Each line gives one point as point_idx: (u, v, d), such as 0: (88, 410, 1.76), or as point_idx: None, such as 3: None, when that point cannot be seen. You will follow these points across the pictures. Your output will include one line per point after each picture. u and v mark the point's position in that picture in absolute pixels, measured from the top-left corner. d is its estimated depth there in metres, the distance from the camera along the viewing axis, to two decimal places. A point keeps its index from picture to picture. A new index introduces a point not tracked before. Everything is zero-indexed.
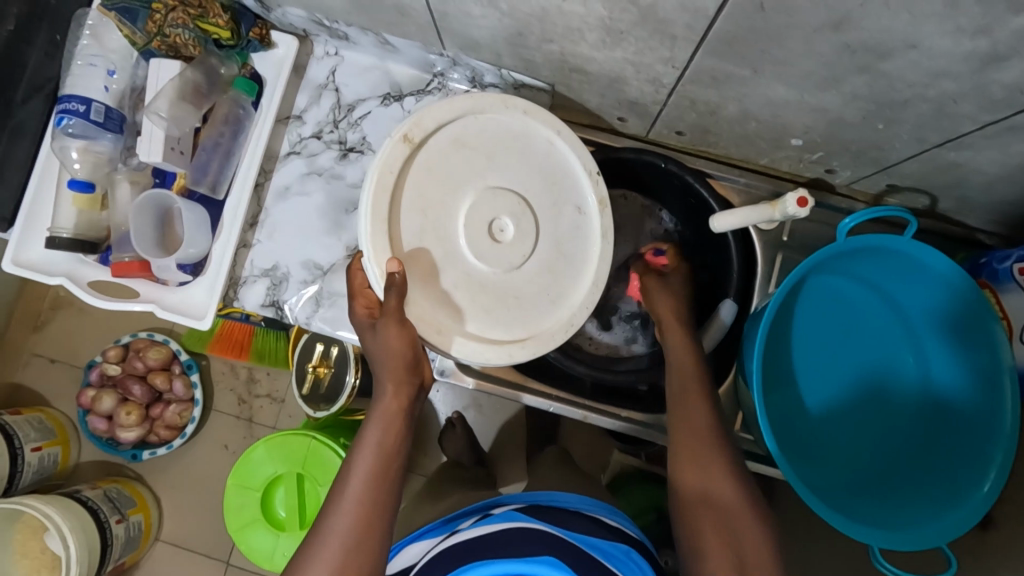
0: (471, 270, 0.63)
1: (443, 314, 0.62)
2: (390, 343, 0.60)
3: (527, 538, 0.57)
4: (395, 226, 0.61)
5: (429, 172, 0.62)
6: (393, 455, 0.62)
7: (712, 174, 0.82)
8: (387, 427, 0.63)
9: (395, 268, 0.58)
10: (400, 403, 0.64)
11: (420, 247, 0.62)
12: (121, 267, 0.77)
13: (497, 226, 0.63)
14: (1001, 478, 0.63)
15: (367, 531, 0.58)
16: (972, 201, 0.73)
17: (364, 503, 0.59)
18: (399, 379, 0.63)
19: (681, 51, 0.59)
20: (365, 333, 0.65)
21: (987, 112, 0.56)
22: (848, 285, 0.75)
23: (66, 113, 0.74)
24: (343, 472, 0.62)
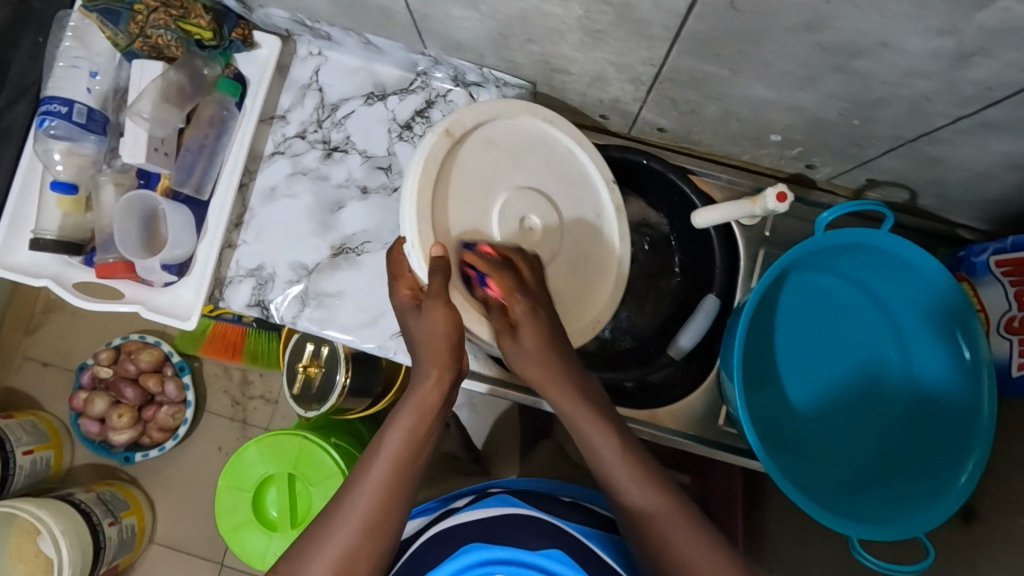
0: None
1: None
2: (435, 327, 0.59)
3: (523, 526, 0.58)
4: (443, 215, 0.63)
5: (466, 167, 0.65)
6: (422, 445, 0.60)
7: (695, 171, 0.83)
8: (421, 416, 0.60)
9: (440, 254, 0.60)
10: (440, 391, 0.60)
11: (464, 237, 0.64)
12: (105, 268, 0.77)
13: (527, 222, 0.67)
14: (979, 469, 0.64)
15: (380, 519, 0.57)
16: (952, 196, 0.74)
17: (384, 490, 0.58)
18: (441, 364, 0.60)
19: (658, 50, 0.60)
20: (407, 315, 0.62)
21: (960, 109, 0.56)
22: (829, 279, 0.75)
23: (49, 115, 0.74)
24: (369, 454, 0.60)
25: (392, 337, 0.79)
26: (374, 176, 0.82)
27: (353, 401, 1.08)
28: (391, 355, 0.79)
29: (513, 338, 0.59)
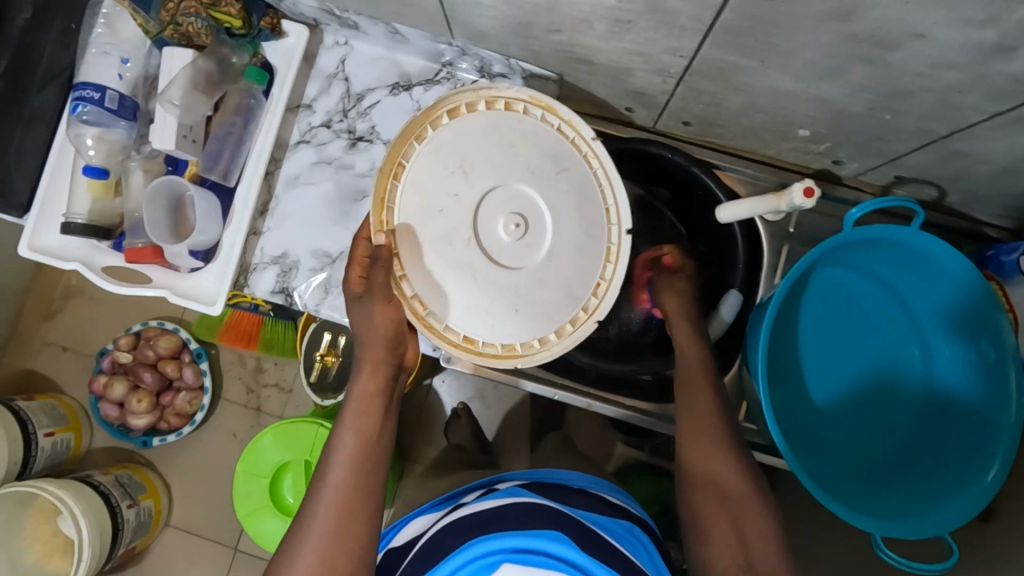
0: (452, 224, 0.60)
1: (411, 200, 0.60)
2: (376, 321, 0.62)
3: (527, 511, 0.58)
4: (396, 195, 0.60)
5: (453, 232, 0.60)
6: (375, 439, 0.63)
7: (719, 165, 0.82)
8: (364, 409, 0.64)
9: (382, 241, 0.59)
10: (379, 382, 0.65)
11: (432, 250, 0.60)
12: (134, 253, 0.78)
13: (505, 220, 0.60)
14: (1006, 466, 0.64)
15: (352, 516, 0.60)
16: (979, 193, 0.73)
17: (346, 485, 0.61)
18: (379, 357, 0.64)
19: (687, 41, 0.59)
20: (352, 304, 0.64)
21: (993, 103, 0.55)
22: (853, 276, 0.75)
23: (81, 101, 0.76)
24: (325, 457, 0.63)
25: None
26: None
27: None
28: None
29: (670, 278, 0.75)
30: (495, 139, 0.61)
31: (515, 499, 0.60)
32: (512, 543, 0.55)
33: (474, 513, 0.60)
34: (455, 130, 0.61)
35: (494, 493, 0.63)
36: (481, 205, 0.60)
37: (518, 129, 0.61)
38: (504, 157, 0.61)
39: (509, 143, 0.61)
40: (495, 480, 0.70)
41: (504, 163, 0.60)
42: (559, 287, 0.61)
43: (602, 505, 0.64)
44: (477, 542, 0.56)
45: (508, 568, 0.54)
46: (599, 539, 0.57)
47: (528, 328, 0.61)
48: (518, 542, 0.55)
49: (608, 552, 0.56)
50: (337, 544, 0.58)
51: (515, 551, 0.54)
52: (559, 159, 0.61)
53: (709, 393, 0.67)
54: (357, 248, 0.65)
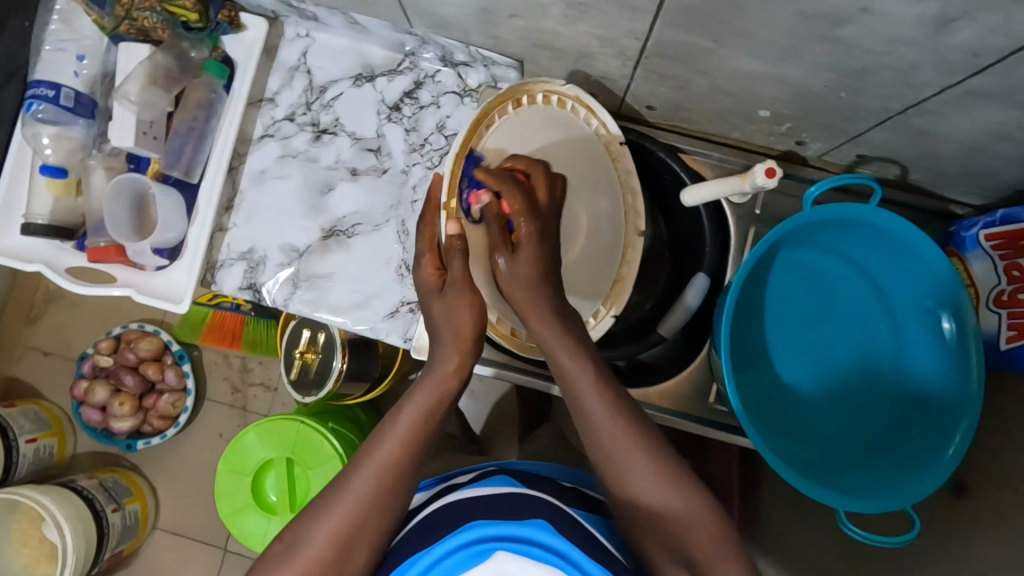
0: (509, 224, 0.67)
1: (485, 184, 0.66)
2: (459, 317, 0.63)
3: (526, 501, 0.57)
4: (463, 183, 0.66)
5: (505, 228, 0.66)
6: (437, 417, 0.62)
7: (686, 149, 0.82)
8: (440, 389, 0.63)
9: (455, 231, 0.63)
10: (458, 377, 0.64)
11: (493, 246, 0.66)
12: (98, 252, 0.77)
13: (551, 216, 0.67)
14: (968, 441, 0.65)
15: (391, 493, 0.57)
16: (942, 170, 0.73)
17: (396, 464, 0.58)
18: (463, 349, 0.64)
19: (642, 23, 0.59)
20: (430, 297, 0.66)
21: (946, 77, 0.56)
22: (820, 257, 0.75)
23: (37, 98, 0.75)
24: (382, 427, 0.60)
25: (383, 319, 0.79)
26: (364, 158, 0.82)
27: (349, 385, 1.09)
28: (383, 336, 0.80)
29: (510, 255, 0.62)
30: (550, 130, 0.69)
31: (508, 489, 0.59)
32: (508, 532, 0.53)
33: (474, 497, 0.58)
34: (517, 120, 0.68)
35: (490, 480, 0.62)
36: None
37: (568, 128, 0.70)
38: (540, 164, 0.68)
39: (564, 144, 0.69)
40: (480, 465, 0.72)
41: (552, 160, 0.69)
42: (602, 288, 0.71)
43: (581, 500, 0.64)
44: (475, 525, 0.54)
45: (500, 556, 0.53)
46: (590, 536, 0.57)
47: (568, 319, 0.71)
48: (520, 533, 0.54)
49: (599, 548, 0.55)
50: (369, 510, 0.55)
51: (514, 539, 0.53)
52: (591, 159, 0.70)
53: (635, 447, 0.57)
54: (422, 237, 0.67)
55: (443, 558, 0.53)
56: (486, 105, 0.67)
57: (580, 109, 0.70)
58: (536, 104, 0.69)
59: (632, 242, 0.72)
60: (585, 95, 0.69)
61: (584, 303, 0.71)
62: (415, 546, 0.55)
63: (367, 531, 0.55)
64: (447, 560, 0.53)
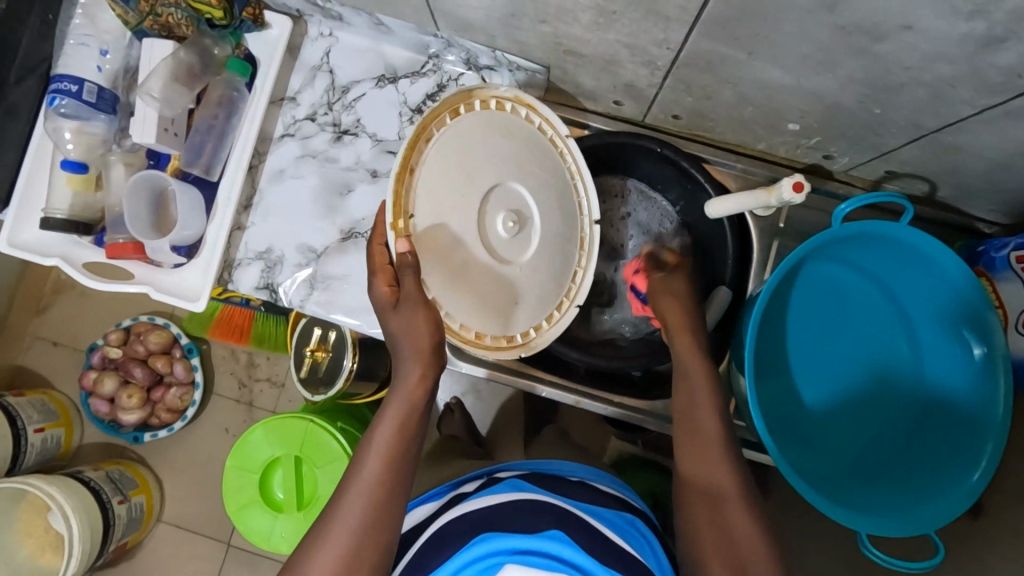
0: (463, 231, 0.60)
1: (432, 197, 0.59)
2: (417, 328, 0.58)
3: (523, 509, 0.56)
4: (411, 199, 0.59)
5: (460, 240, 0.60)
6: (413, 432, 0.61)
7: (709, 159, 0.81)
8: (411, 402, 0.61)
9: (405, 249, 0.57)
10: (424, 387, 0.61)
11: (449, 253, 0.59)
12: (116, 248, 0.76)
13: (504, 216, 0.61)
14: (993, 467, 0.64)
15: (384, 507, 0.57)
16: (971, 187, 0.72)
17: (380, 485, 0.57)
18: (425, 362, 0.60)
19: (674, 32, 0.58)
20: (385, 313, 0.62)
21: (985, 96, 0.55)
22: (844, 272, 0.74)
23: (58, 93, 0.74)
24: (361, 450, 0.59)
25: None
26: (383, 160, 0.81)
27: (361, 384, 1.08)
28: None
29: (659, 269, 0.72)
30: (494, 132, 0.63)
31: (515, 497, 0.58)
32: (514, 543, 0.52)
33: (476, 511, 0.58)
34: (456, 128, 0.61)
35: (494, 488, 0.61)
36: (483, 196, 0.61)
37: (509, 126, 0.64)
38: (492, 166, 0.62)
39: (509, 142, 0.64)
40: (498, 469, 0.71)
41: (499, 157, 0.62)
42: (552, 281, 0.67)
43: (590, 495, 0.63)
44: (481, 540, 0.53)
45: (510, 569, 0.51)
46: (603, 539, 0.55)
47: (528, 320, 0.66)
48: (516, 542, 0.52)
49: (611, 553, 0.54)
50: (369, 533, 0.55)
51: (511, 551, 0.51)
52: (541, 155, 0.66)
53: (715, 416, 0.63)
54: (373, 256, 0.63)
55: (456, 573, 0.52)
56: (424, 117, 0.61)
57: (519, 108, 0.66)
58: (478, 109, 0.64)
59: (592, 231, 0.72)
60: (521, 93, 0.65)
61: (543, 307, 0.67)
62: (425, 563, 0.55)
63: (365, 553, 0.55)
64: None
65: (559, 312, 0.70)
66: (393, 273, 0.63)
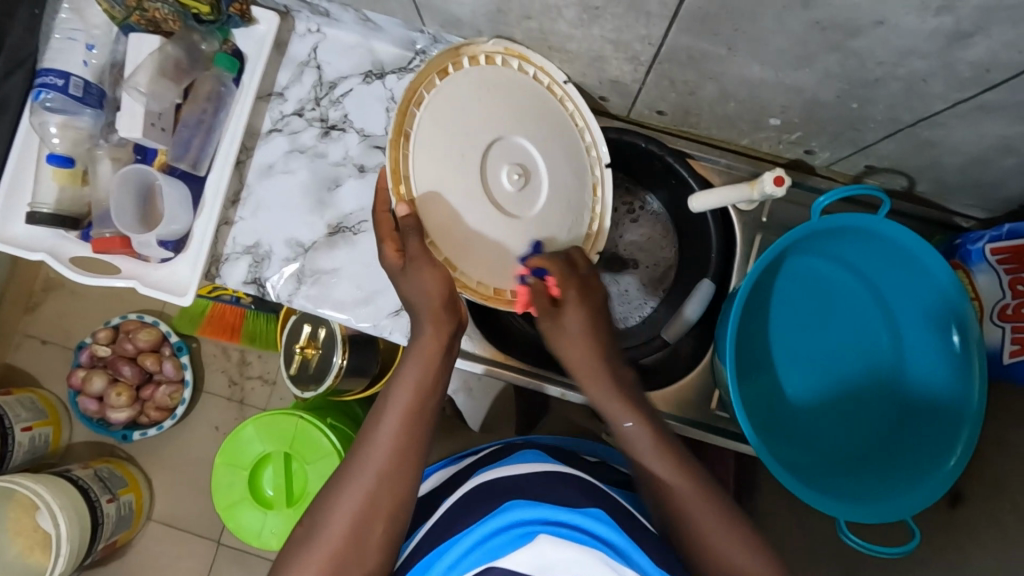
0: (469, 189, 0.61)
1: (449, 149, 0.61)
2: (426, 286, 0.60)
3: (558, 483, 0.56)
4: (409, 163, 0.60)
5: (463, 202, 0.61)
6: (431, 396, 0.61)
7: (693, 154, 0.83)
8: (427, 366, 0.61)
9: (406, 211, 0.58)
10: (439, 342, 0.62)
11: (456, 214, 0.61)
12: (102, 242, 0.77)
13: (509, 170, 0.62)
14: (968, 454, 0.65)
15: (400, 469, 0.57)
16: (948, 182, 0.74)
17: (398, 439, 0.58)
18: (437, 320, 0.61)
19: (656, 28, 0.59)
20: (397, 276, 0.63)
21: (957, 91, 0.56)
22: (825, 264, 0.75)
23: (45, 87, 0.75)
24: (378, 410, 0.60)
25: (387, 316, 0.79)
26: (372, 155, 0.82)
27: (350, 381, 1.08)
28: (386, 334, 0.79)
29: (555, 318, 0.63)
30: (487, 92, 0.64)
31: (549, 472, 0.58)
32: (552, 516, 0.50)
33: (507, 484, 0.57)
34: (451, 86, 0.62)
35: (526, 462, 0.61)
36: (484, 153, 0.62)
37: (499, 81, 0.65)
38: (493, 116, 0.63)
39: (507, 96, 0.65)
40: (507, 442, 0.74)
41: (494, 113, 0.63)
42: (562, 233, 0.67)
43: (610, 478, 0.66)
44: (517, 507, 0.51)
45: (542, 540, 0.48)
46: (628, 517, 0.55)
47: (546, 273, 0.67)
48: (556, 515, 0.50)
49: (637, 531, 0.54)
50: (388, 483, 0.56)
51: (550, 523, 0.49)
52: (529, 97, 0.66)
53: (654, 435, 0.61)
54: (380, 223, 0.65)
55: (488, 538, 0.50)
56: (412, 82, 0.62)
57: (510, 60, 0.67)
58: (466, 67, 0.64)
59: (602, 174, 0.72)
60: (512, 46, 0.66)
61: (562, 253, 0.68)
62: (452, 528, 0.55)
63: (382, 500, 0.56)
64: (490, 541, 0.50)
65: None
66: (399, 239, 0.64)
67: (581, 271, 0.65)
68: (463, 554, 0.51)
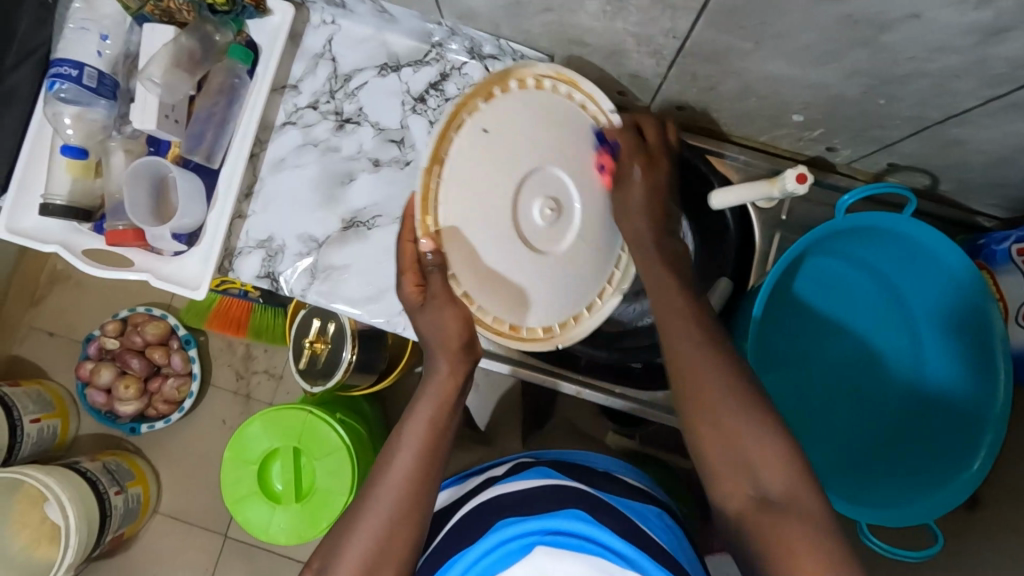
0: (499, 230, 0.57)
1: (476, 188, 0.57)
2: (446, 328, 0.60)
3: (562, 494, 0.55)
4: (438, 195, 0.58)
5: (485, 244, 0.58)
6: (444, 430, 0.61)
7: (712, 152, 0.81)
8: (440, 404, 0.61)
9: (430, 249, 0.57)
10: (455, 382, 0.62)
11: (478, 255, 0.58)
12: (116, 235, 0.76)
13: (541, 205, 0.58)
14: (992, 457, 0.64)
15: (413, 503, 0.57)
16: (973, 182, 0.72)
17: (410, 475, 0.58)
18: (453, 357, 0.61)
19: (681, 21, 0.58)
20: (414, 313, 0.63)
21: (989, 87, 0.55)
22: (844, 265, 0.74)
23: (59, 77, 0.74)
24: (392, 441, 0.60)
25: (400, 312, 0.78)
26: (386, 149, 0.81)
27: (359, 376, 1.08)
28: (399, 330, 0.79)
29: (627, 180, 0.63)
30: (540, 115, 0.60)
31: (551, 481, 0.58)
32: (546, 525, 0.51)
33: (508, 496, 0.57)
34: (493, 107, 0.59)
35: (526, 475, 0.60)
36: (519, 182, 0.58)
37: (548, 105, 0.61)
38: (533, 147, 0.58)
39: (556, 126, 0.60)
40: (517, 458, 0.72)
41: (538, 143, 0.59)
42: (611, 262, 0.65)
43: (619, 487, 0.64)
44: (507, 524, 0.52)
45: (541, 551, 0.50)
46: (642, 534, 0.54)
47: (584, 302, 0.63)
48: (554, 525, 0.51)
49: (650, 546, 0.53)
50: (399, 524, 0.56)
51: (547, 535, 0.51)
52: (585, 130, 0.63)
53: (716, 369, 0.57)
54: (403, 253, 0.64)
55: (485, 554, 0.52)
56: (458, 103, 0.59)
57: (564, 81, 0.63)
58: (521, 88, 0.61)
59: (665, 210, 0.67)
60: (563, 68, 0.61)
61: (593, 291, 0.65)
62: (454, 545, 0.55)
63: (398, 539, 0.56)
64: (484, 559, 0.52)
65: (591, 312, 0.64)
66: (422, 273, 0.63)
67: (648, 144, 0.67)
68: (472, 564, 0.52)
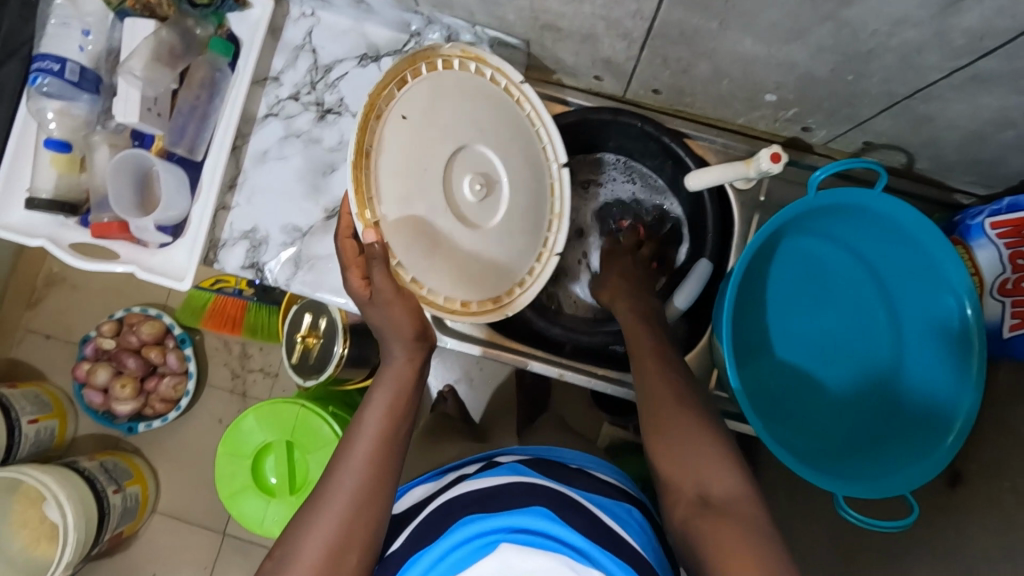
0: (433, 206, 0.59)
1: (410, 168, 0.58)
2: (395, 320, 0.60)
3: (529, 488, 0.56)
4: (374, 185, 0.57)
5: (427, 224, 0.59)
6: (403, 415, 0.61)
7: (689, 134, 0.82)
8: (399, 388, 0.62)
9: (374, 239, 0.56)
10: (413, 367, 0.64)
11: (422, 227, 0.59)
12: (100, 227, 0.78)
13: (471, 180, 0.61)
14: (966, 430, 0.65)
15: (376, 488, 0.56)
16: (947, 159, 0.73)
17: (373, 460, 0.57)
18: (410, 345, 0.63)
19: (646, 3, 0.59)
20: (364, 305, 0.63)
21: (951, 60, 0.55)
22: (819, 247, 0.75)
23: (41, 72, 0.75)
24: (352, 431, 0.60)
25: None
26: None
27: (351, 370, 1.09)
28: None
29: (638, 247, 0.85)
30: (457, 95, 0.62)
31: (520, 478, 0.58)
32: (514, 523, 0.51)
33: (475, 491, 0.57)
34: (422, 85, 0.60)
35: (498, 471, 0.61)
36: (446, 162, 0.61)
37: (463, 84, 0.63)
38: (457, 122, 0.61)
39: (474, 101, 0.63)
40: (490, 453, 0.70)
41: (459, 121, 0.61)
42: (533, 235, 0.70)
43: (590, 482, 0.63)
44: (470, 521, 0.52)
45: (505, 547, 0.49)
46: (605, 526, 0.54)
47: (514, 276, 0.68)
48: (523, 522, 0.51)
49: (612, 538, 0.53)
50: (362, 508, 0.55)
51: (514, 530, 0.50)
52: (502, 105, 0.66)
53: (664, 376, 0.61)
54: (343, 250, 0.64)
55: (454, 549, 0.51)
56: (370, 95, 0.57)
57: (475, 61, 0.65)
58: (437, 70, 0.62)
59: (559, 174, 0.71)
60: (470, 47, 0.64)
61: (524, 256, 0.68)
62: (421, 540, 0.54)
63: (359, 525, 0.54)
64: (452, 555, 0.51)
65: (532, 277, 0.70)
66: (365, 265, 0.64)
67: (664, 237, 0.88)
68: (434, 562, 0.51)
